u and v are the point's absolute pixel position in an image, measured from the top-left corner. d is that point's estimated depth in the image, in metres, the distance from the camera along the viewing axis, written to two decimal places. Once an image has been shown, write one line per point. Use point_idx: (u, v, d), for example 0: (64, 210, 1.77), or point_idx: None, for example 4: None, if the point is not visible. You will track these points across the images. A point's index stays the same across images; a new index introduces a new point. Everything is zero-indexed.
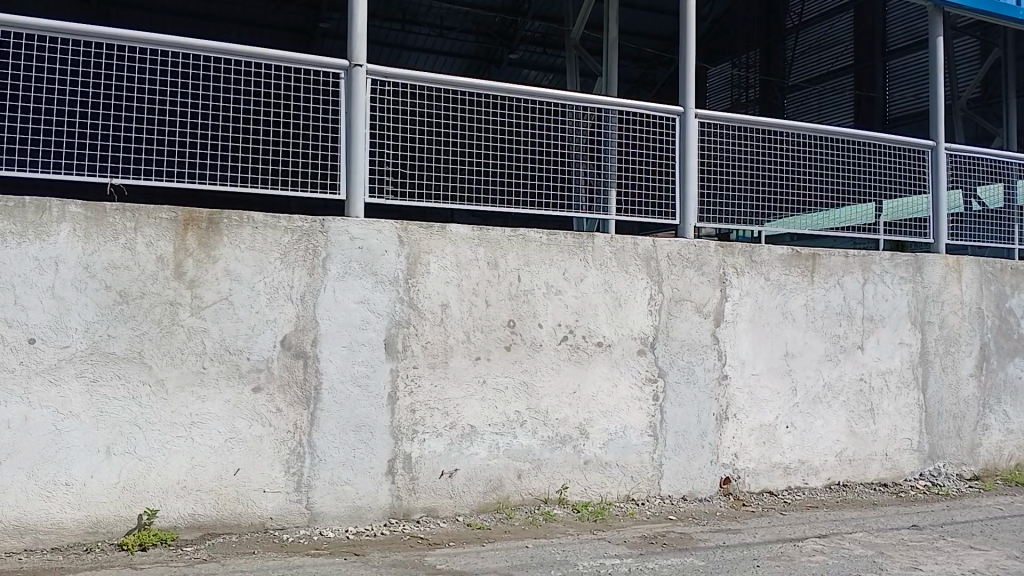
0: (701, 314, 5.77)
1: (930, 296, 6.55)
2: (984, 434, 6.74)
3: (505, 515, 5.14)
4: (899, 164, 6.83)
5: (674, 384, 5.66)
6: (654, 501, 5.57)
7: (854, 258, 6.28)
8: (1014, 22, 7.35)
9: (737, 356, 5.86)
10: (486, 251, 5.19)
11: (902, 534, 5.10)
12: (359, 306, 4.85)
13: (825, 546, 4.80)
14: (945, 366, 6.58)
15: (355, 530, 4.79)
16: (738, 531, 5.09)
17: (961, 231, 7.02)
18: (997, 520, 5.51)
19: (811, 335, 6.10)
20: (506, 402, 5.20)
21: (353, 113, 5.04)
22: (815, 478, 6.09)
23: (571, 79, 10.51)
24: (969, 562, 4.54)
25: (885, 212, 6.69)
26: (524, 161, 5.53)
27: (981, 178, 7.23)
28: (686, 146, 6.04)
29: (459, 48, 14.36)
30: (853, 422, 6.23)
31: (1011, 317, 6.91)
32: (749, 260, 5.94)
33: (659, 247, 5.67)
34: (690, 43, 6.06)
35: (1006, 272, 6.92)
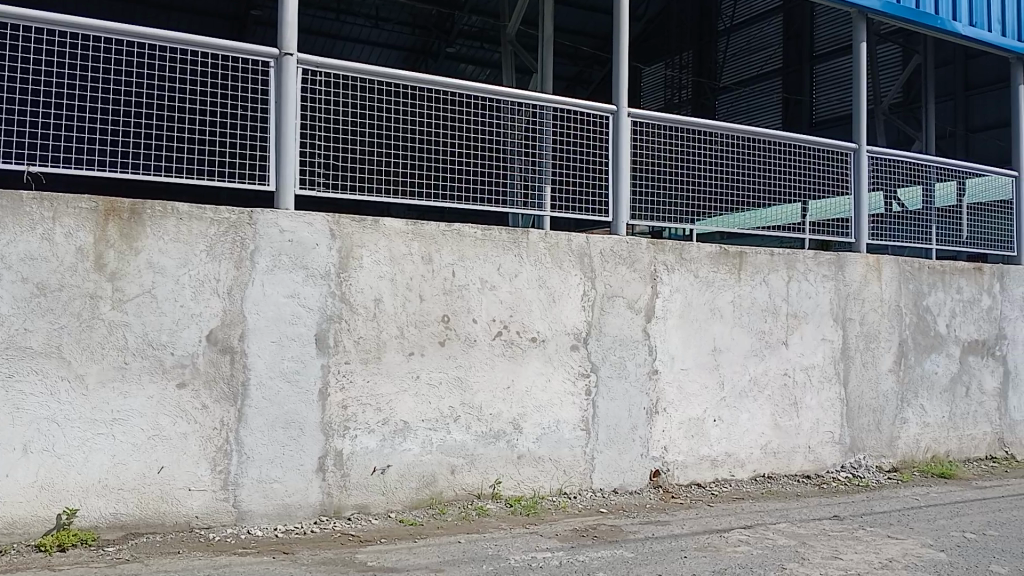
0: (633, 310, 5.86)
1: (851, 293, 6.79)
2: (902, 427, 7.02)
3: (438, 511, 5.12)
4: (822, 165, 7.05)
5: (606, 379, 5.73)
6: (586, 494, 5.64)
7: (779, 257, 6.46)
8: (933, 31, 7.68)
9: (668, 351, 5.98)
10: (420, 245, 5.16)
11: (823, 525, 5.27)
12: (288, 300, 4.77)
13: (750, 536, 4.93)
14: (865, 361, 6.83)
15: (284, 528, 4.71)
16: (667, 523, 5.19)
17: (881, 232, 7.28)
18: (912, 509, 5.75)
19: (738, 330, 6.26)
20: (439, 398, 5.18)
21: (283, 103, 4.95)
22: (741, 470, 6.26)
23: (507, 76, 10.51)
24: (886, 551, 4.72)
25: (811, 212, 6.93)
26: (459, 156, 5.53)
27: (901, 180, 7.52)
28: (620, 144, 6.11)
29: (396, 40, 14.21)
30: (778, 416, 6.42)
31: (928, 315, 7.21)
32: (680, 257, 6.05)
33: (593, 244, 5.74)
34: (624, 42, 6.13)
35: (923, 271, 7.21)
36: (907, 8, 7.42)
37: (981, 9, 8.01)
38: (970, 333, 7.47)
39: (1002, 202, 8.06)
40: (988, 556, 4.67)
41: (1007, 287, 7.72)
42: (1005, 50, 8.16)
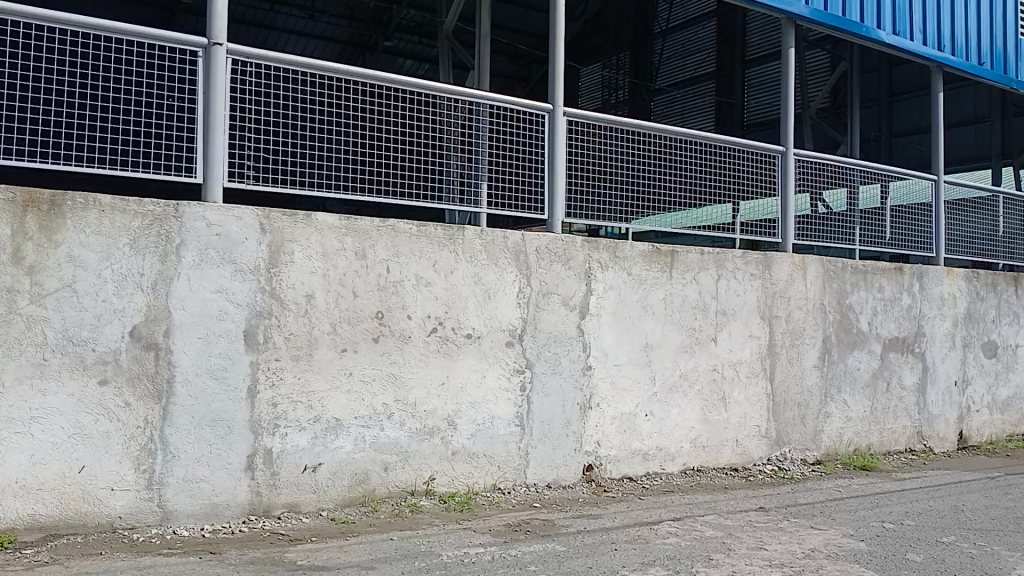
0: (567, 307, 5.92)
1: (778, 292, 6.99)
2: (826, 420, 7.27)
3: (371, 508, 5.09)
4: (751, 167, 7.24)
5: (541, 374, 5.78)
6: (519, 489, 5.68)
7: (709, 256, 6.61)
8: (859, 38, 7.94)
9: (601, 347, 6.06)
10: (353, 240, 5.10)
11: (749, 516, 5.42)
12: (216, 295, 4.67)
13: (679, 528, 5.04)
14: (790, 357, 7.04)
15: (211, 528, 4.61)
16: (598, 516, 5.27)
17: (807, 233, 7.49)
18: (834, 500, 5.96)
19: (669, 327, 6.39)
20: (373, 395, 5.15)
21: (212, 95, 4.84)
22: (671, 464, 6.39)
23: (444, 71, 10.45)
24: (809, 541, 4.88)
25: (742, 211, 7.10)
26: (394, 152, 5.50)
27: (826, 182, 7.76)
28: (555, 143, 6.16)
29: (332, 33, 14.00)
30: (707, 410, 6.58)
31: (850, 312, 7.48)
32: (613, 255, 6.14)
33: (528, 241, 5.77)
34: (559, 41, 6.18)
35: (846, 271, 7.47)
36: (834, 15, 7.66)
37: (903, 18, 8.32)
38: (891, 330, 7.77)
39: (921, 205, 8.40)
40: (903, 544, 4.87)
41: (924, 286, 8.05)
42: (926, 58, 8.49)
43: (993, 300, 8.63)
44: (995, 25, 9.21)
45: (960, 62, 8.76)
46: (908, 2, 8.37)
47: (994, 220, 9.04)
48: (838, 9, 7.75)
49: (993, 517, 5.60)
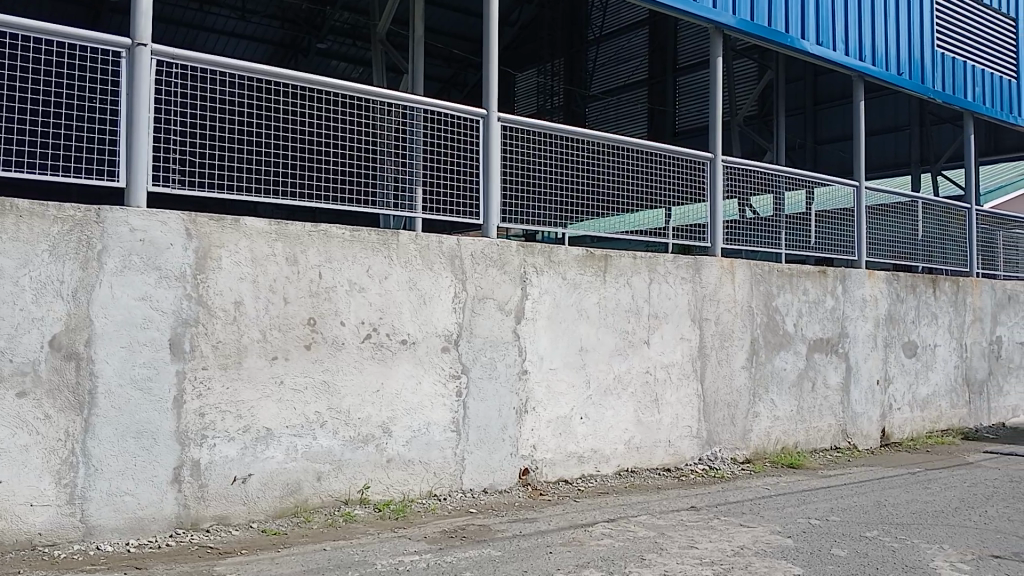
0: (503, 311, 5.94)
1: (708, 295, 7.15)
2: (754, 420, 7.46)
3: (303, 519, 5.00)
4: (682, 174, 7.39)
5: (477, 380, 5.78)
6: (455, 495, 5.66)
7: (641, 260, 6.72)
8: (785, 49, 8.18)
9: (537, 352, 6.09)
10: (284, 246, 5.02)
11: (681, 515, 5.52)
12: (140, 303, 4.53)
13: (613, 529, 5.11)
14: (719, 359, 7.21)
15: (136, 542, 4.47)
16: (534, 520, 5.29)
17: (736, 237, 7.67)
18: (762, 498, 6.12)
19: (603, 331, 6.48)
20: (304, 403, 5.07)
21: (135, 96, 4.70)
22: (606, 466, 6.47)
23: (378, 75, 10.36)
24: (738, 539, 5.01)
25: (673, 216, 7.22)
26: (326, 156, 5.43)
27: (753, 188, 7.99)
28: (489, 148, 6.16)
29: (264, 33, 13.72)
30: (640, 412, 6.69)
31: (777, 313, 7.70)
32: (548, 260, 6.19)
33: (463, 246, 5.76)
34: (493, 47, 6.21)
35: (773, 274, 7.69)
36: (761, 26, 7.89)
37: (826, 29, 8.62)
38: (816, 331, 8.03)
39: (843, 210, 8.71)
40: (828, 540, 5.03)
41: (847, 288, 8.35)
42: (848, 68, 8.81)
43: (912, 301, 9.00)
44: (913, 37, 9.61)
45: (879, 72, 9.12)
46: (830, 14, 8.67)
47: (913, 224, 9.43)
48: (764, 19, 7.99)
49: (912, 510, 5.83)
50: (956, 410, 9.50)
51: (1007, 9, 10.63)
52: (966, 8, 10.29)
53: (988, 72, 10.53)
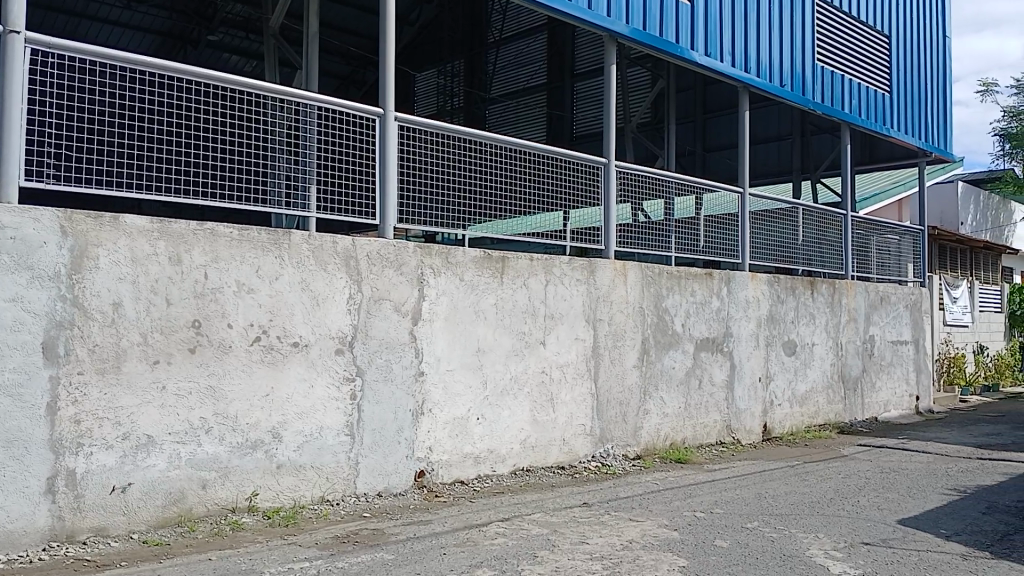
0: (399, 313, 5.89)
1: (601, 296, 7.32)
2: (645, 417, 7.69)
3: (188, 528, 4.83)
4: (577, 178, 7.52)
5: (372, 382, 5.72)
6: (348, 499, 5.59)
7: (538, 262, 6.82)
8: (676, 59, 8.47)
9: (433, 353, 6.09)
10: (168, 245, 4.82)
11: (573, 512, 5.63)
12: (9, 304, 4.26)
13: (507, 528, 5.17)
14: (612, 359, 7.40)
15: (5, 558, 4.21)
16: (429, 522, 5.28)
17: (628, 240, 7.88)
18: (652, 493, 6.32)
19: (500, 332, 6.53)
20: (189, 409, 4.89)
21: (7, 85, 4.43)
22: (502, 465, 6.52)
23: (270, 69, 10.07)
24: (628, 533, 5.15)
25: (571, 220, 7.34)
26: (215, 152, 5.27)
27: (645, 194, 8.23)
28: (386, 147, 6.08)
29: (150, 24, 13.09)
30: (536, 412, 6.78)
31: (667, 314, 7.96)
32: (445, 261, 6.19)
33: (358, 246, 5.69)
34: (389, 47, 6.15)
35: (663, 276, 7.95)
36: (653, 36, 8.14)
37: (714, 41, 8.97)
38: (703, 331, 8.35)
39: (729, 215, 9.09)
40: (712, 531, 5.25)
41: (732, 290, 8.72)
42: (734, 79, 9.20)
43: (792, 302, 9.49)
44: (794, 51, 10.12)
45: (764, 84, 9.56)
46: (718, 26, 9.03)
47: (794, 229, 9.95)
48: (656, 29, 8.26)
49: (790, 502, 6.15)
50: (833, 404, 10.06)
51: (875, 22, 11.35)
52: (842, 24, 10.92)
53: (865, 86, 11.18)
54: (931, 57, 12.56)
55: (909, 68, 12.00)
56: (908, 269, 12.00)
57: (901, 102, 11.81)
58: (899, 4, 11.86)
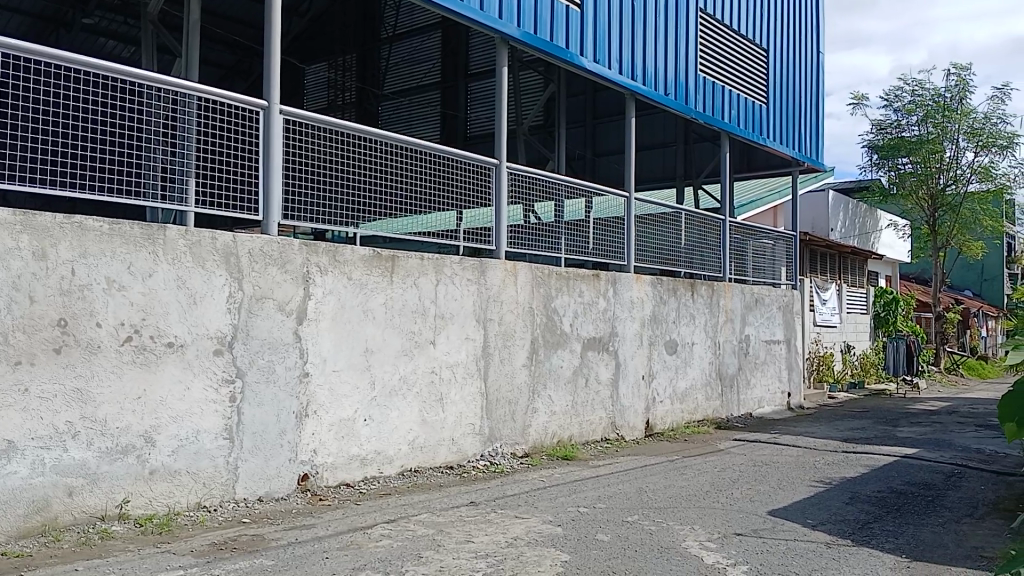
0: (283, 312, 5.74)
1: (492, 296, 7.37)
2: (533, 416, 7.80)
3: (52, 539, 4.55)
4: (469, 178, 7.54)
5: (253, 384, 5.56)
6: (227, 505, 5.40)
7: (428, 262, 6.80)
8: (566, 64, 8.62)
9: (319, 353, 5.97)
10: (31, 239, 4.53)
11: (460, 511, 5.65)
12: None
13: (392, 530, 5.12)
14: (501, 358, 7.47)
15: None
16: (312, 526, 5.18)
17: (519, 241, 7.96)
18: (537, 490, 6.42)
19: (389, 331, 6.48)
20: (53, 412, 4.61)
21: None
22: (389, 467, 6.47)
23: (149, 57, 9.59)
24: (513, 530, 5.21)
25: (464, 220, 7.39)
26: (86, 140, 4.99)
27: (536, 196, 8.35)
28: (270, 141, 5.93)
29: (15, 5, 12.17)
30: (425, 412, 6.76)
31: (556, 314, 8.10)
32: (333, 259, 6.08)
33: (240, 243, 5.51)
34: (274, 38, 6.00)
35: (552, 277, 8.08)
36: (544, 40, 8.27)
37: (603, 48, 9.20)
38: (590, 331, 8.54)
39: (616, 219, 9.33)
40: (594, 526, 5.38)
41: (618, 291, 8.96)
42: (621, 86, 9.46)
43: (673, 303, 9.84)
44: (679, 61, 10.52)
45: (649, 92, 9.88)
46: (607, 34, 9.27)
47: (678, 233, 10.33)
48: (547, 34, 8.39)
49: (669, 495, 6.39)
50: (711, 401, 10.51)
51: (754, 36, 11.93)
52: (724, 37, 11.42)
53: (743, 98, 11.73)
54: (805, 71, 13.32)
55: (784, 81, 12.68)
56: (782, 272, 12.67)
57: (777, 113, 12.47)
58: (776, 21, 12.51)
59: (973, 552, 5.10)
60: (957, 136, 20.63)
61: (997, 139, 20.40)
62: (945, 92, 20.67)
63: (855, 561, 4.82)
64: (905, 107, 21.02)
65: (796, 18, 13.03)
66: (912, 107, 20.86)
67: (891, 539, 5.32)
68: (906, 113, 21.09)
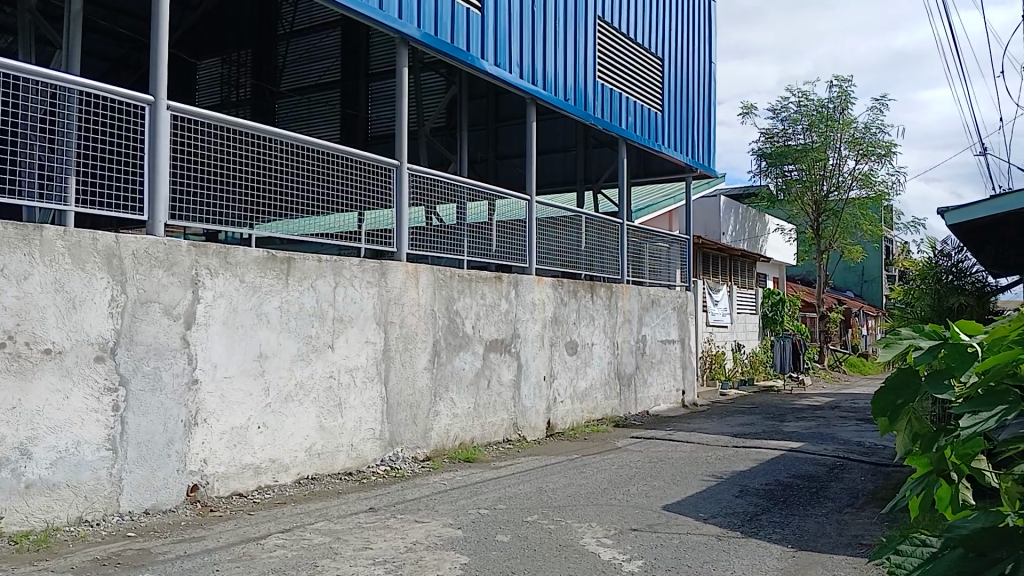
0: (170, 317, 5.51)
1: (392, 299, 7.30)
2: (434, 419, 7.77)
3: None
4: (370, 179, 7.42)
5: (137, 392, 5.30)
6: (111, 519, 5.13)
7: (327, 264, 6.67)
8: (466, 66, 8.62)
9: (209, 359, 5.76)
10: None
11: (358, 518, 5.56)
12: None
13: (287, 539, 5.00)
14: (402, 361, 7.40)
15: None
16: (202, 538, 4.99)
17: (421, 243, 7.91)
18: (437, 494, 6.39)
19: (284, 336, 6.32)
20: None
21: None
22: (285, 475, 6.31)
23: (25, 46, 9.01)
24: (412, 535, 5.17)
25: (366, 221, 7.30)
26: None
27: (439, 197, 8.32)
28: (157, 139, 5.66)
29: None
30: (322, 417, 6.62)
31: (458, 317, 8.10)
32: (223, 261, 5.87)
33: (123, 244, 5.25)
34: (161, 30, 5.74)
35: (454, 279, 8.08)
36: (444, 42, 8.25)
37: (504, 52, 9.27)
38: (492, 333, 8.58)
39: (517, 221, 9.39)
40: (494, 527, 5.40)
41: (520, 293, 9.04)
42: (522, 90, 9.54)
43: (573, 305, 10.00)
44: (578, 67, 10.70)
45: (549, 97, 10.02)
46: (508, 39, 9.35)
47: (578, 235, 10.51)
48: (447, 36, 8.38)
49: (568, 494, 6.48)
50: (609, 400, 10.74)
51: (650, 45, 12.29)
52: (621, 46, 11.71)
53: (640, 105, 12.05)
54: (699, 81, 13.82)
55: (678, 90, 13.10)
56: (677, 275, 13.09)
57: (672, 121, 12.87)
58: (671, 31, 12.92)
59: (853, 540, 5.39)
60: (840, 144, 21.80)
61: (876, 148, 21.69)
62: (828, 103, 21.82)
63: (743, 552, 5.02)
64: (791, 117, 22.11)
65: (689, 29, 13.50)
66: (797, 117, 21.96)
67: (778, 531, 5.57)
68: (792, 122, 22.17)
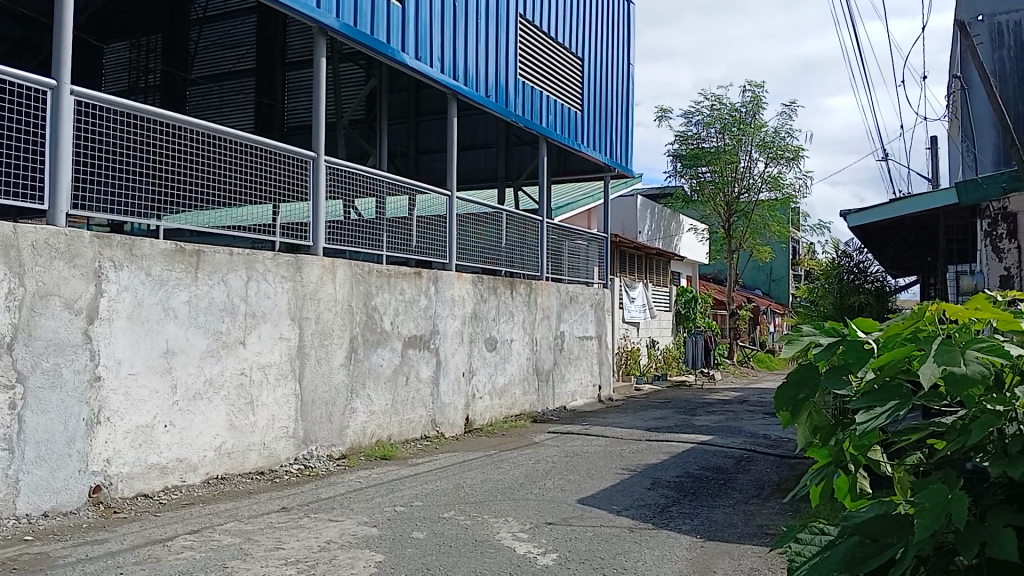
0: (71, 311, 5.26)
1: (308, 294, 7.17)
2: (351, 416, 7.67)
3: None
4: (287, 171, 7.28)
5: (35, 389, 5.04)
6: (5, 523, 4.85)
7: (239, 257, 6.50)
8: (386, 58, 8.51)
9: (113, 355, 5.53)
10: None
11: (270, 518, 5.44)
12: None
13: (195, 541, 4.85)
14: (318, 358, 7.27)
15: None
16: (104, 541, 4.79)
17: (338, 237, 7.79)
18: (353, 492, 6.31)
19: (192, 331, 6.12)
20: None
21: None
22: (193, 475, 6.11)
23: None
24: (327, 533, 5.11)
25: (281, 214, 7.11)
26: None
27: (357, 192, 8.20)
28: (58, 125, 5.39)
29: None
30: (232, 416, 6.44)
31: (375, 313, 8.01)
32: (129, 253, 5.64)
33: (21, 234, 4.97)
34: (65, 10, 5.47)
35: (372, 274, 7.98)
36: (364, 34, 8.13)
37: (425, 46, 9.21)
38: (410, 329, 8.52)
39: (437, 217, 9.34)
40: (411, 524, 5.38)
41: (439, 289, 9.01)
42: (442, 84, 9.49)
43: (493, 302, 10.03)
44: (499, 64, 10.72)
45: (470, 92, 10.00)
46: (429, 32, 9.28)
47: (498, 232, 10.53)
48: (367, 27, 8.26)
49: (485, 490, 6.50)
50: (527, 396, 10.82)
51: (570, 44, 12.42)
52: (542, 44, 11.81)
53: (560, 104, 12.17)
54: (617, 83, 14.04)
55: (597, 90, 13.28)
56: (594, 272, 13.28)
57: (590, 120, 13.05)
58: (590, 32, 13.09)
59: (758, 529, 5.61)
60: (750, 148, 22.55)
61: (785, 152, 22.52)
62: (740, 108, 22.53)
63: (654, 543, 5.15)
64: (705, 121, 22.74)
65: (608, 31, 13.70)
66: (710, 121, 22.63)
67: (688, 521, 5.74)
68: (705, 125, 22.84)
